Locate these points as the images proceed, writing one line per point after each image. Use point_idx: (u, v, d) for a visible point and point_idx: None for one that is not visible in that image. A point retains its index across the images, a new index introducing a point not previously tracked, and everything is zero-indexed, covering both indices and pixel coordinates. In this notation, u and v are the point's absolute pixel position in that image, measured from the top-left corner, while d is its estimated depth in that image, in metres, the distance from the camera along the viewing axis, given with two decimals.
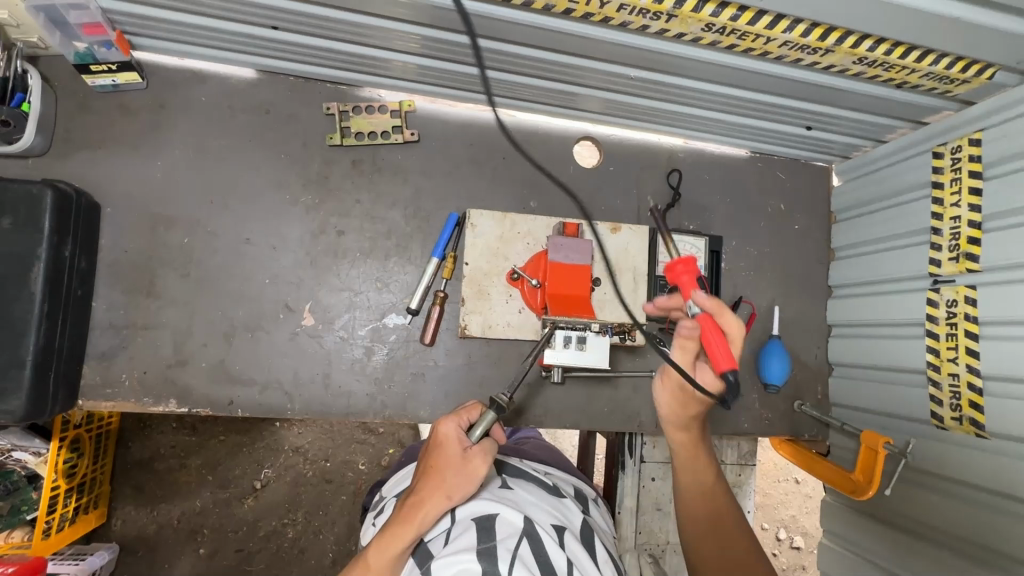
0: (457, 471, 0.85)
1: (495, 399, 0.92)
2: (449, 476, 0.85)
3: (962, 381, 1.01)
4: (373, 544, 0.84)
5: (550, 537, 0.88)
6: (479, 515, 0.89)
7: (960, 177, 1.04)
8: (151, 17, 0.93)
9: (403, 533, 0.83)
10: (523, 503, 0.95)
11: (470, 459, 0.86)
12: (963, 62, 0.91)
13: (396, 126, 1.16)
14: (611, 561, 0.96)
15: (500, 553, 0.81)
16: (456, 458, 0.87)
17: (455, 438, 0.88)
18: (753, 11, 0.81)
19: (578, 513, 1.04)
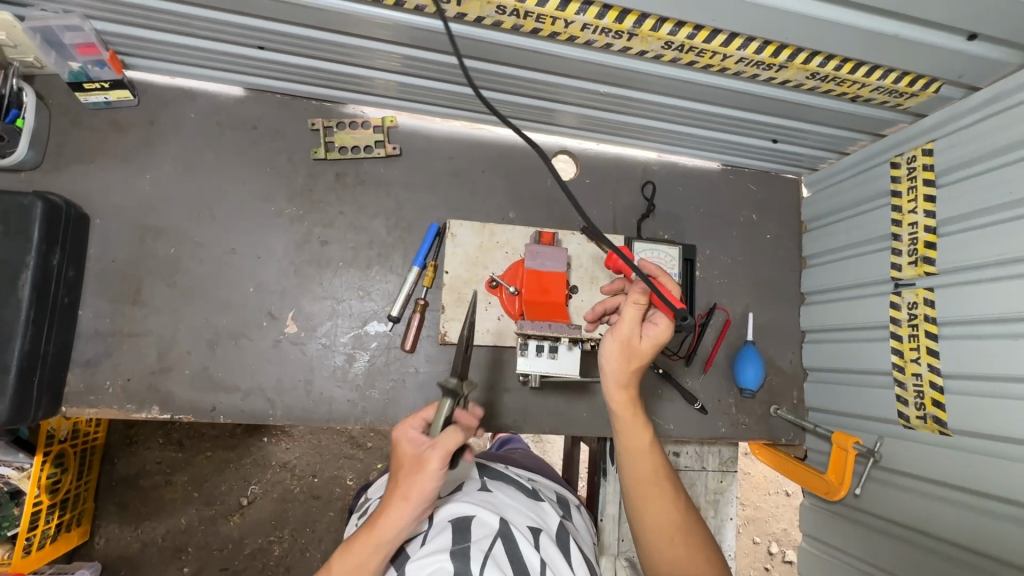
0: (408, 477, 0.75)
1: (447, 386, 0.77)
2: (400, 480, 0.75)
3: (925, 380, 1.04)
4: (338, 550, 0.78)
5: (524, 538, 0.89)
6: (457, 515, 0.90)
7: (915, 186, 1.09)
8: (143, 38, 0.98)
9: (361, 545, 0.76)
10: (501, 505, 0.97)
11: (424, 461, 0.74)
12: (909, 77, 0.97)
13: (379, 141, 1.21)
14: (585, 563, 0.96)
15: (473, 552, 0.81)
16: (409, 460, 0.76)
17: (407, 441, 0.77)
18: (707, 30, 0.88)
19: (556, 516, 1.04)
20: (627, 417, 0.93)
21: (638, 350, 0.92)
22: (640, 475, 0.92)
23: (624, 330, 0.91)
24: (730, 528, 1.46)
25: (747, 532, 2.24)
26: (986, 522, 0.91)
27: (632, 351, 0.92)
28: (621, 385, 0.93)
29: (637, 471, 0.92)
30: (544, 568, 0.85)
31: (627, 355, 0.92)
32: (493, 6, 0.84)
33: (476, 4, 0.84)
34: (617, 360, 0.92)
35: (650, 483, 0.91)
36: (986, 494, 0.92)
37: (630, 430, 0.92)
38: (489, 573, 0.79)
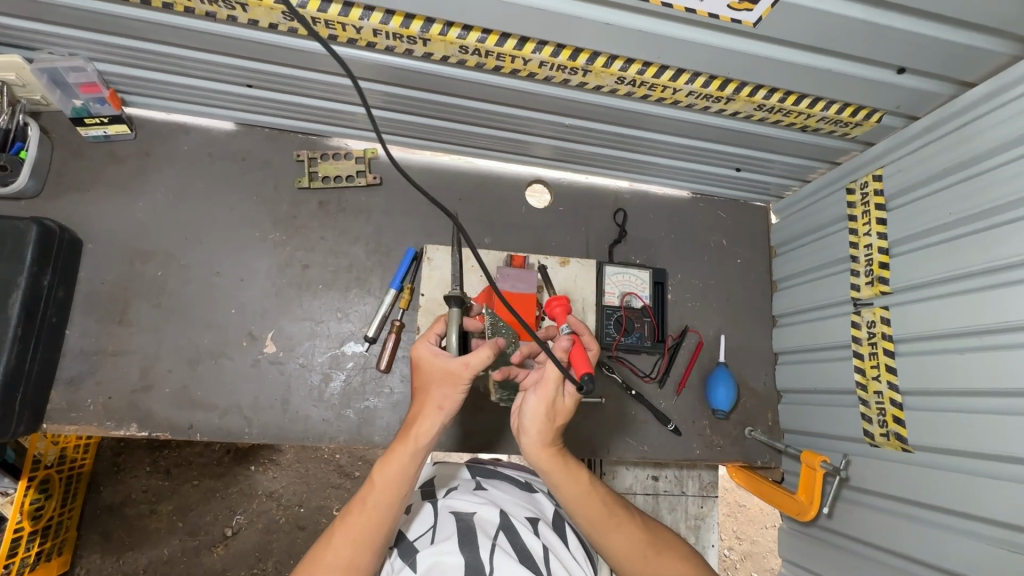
0: (443, 383, 0.86)
1: (452, 296, 0.91)
2: (436, 388, 0.86)
3: (886, 397, 1.06)
4: (376, 467, 0.85)
5: (524, 527, 0.91)
6: (459, 510, 0.92)
7: (868, 210, 1.14)
8: (141, 78, 1.07)
9: (402, 452, 0.85)
10: (498, 500, 0.99)
11: (455, 373, 0.85)
12: (851, 108, 1.04)
13: (360, 170, 1.28)
14: (582, 548, 0.98)
15: (479, 542, 0.83)
16: (441, 372, 0.86)
17: (433, 355, 0.87)
18: (656, 65, 0.95)
19: (550, 504, 1.07)
20: (560, 472, 0.92)
21: (561, 407, 0.92)
22: (593, 517, 0.92)
23: (548, 390, 0.90)
24: (713, 555, 1.44)
25: (745, 568, 2.14)
26: (952, 539, 0.90)
27: (555, 409, 0.91)
28: (546, 442, 0.91)
29: (591, 512, 0.92)
30: (547, 551, 0.88)
31: (552, 413, 0.91)
32: (456, 46, 0.92)
33: (441, 44, 0.91)
34: (542, 417, 0.90)
35: (605, 519, 0.92)
36: (950, 510, 0.92)
37: (568, 478, 0.91)
38: (498, 559, 0.81)
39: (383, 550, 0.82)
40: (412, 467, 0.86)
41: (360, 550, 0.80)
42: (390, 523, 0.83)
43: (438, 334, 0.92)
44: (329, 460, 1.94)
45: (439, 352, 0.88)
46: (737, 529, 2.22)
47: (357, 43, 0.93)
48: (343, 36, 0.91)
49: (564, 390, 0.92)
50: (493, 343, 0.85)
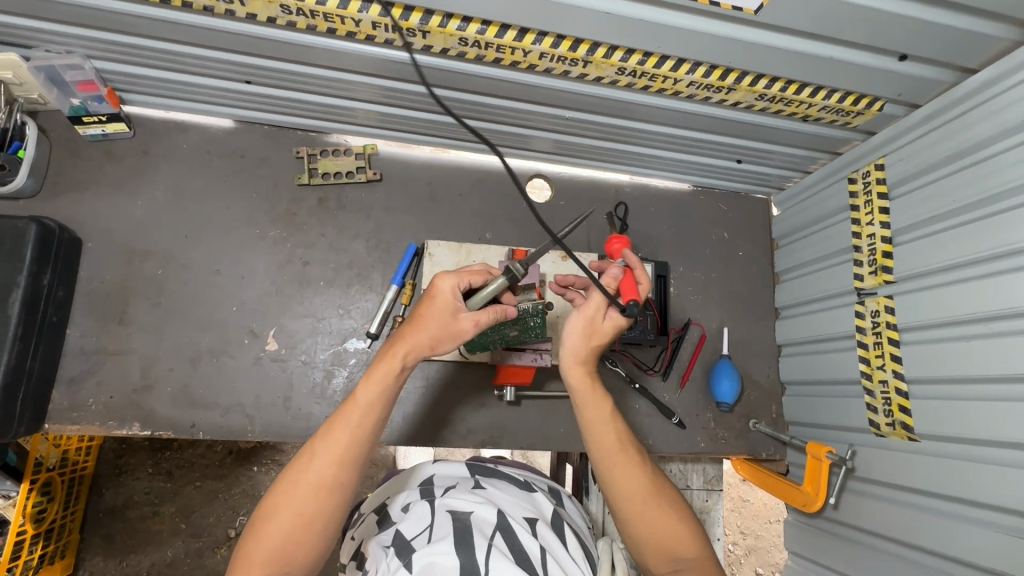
0: (447, 327, 0.90)
1: (512, 269, 0.89)
2: (434, 329, 0.89)
3: (891, 387, 1.06)
4: (358, 385, 0.87)
5: (522, 528, 0.90)
6: (456, 509, 0.91)
7: (871, 199, 1.13)
8: (139, 75, 1.07)
9: (386, 372, 0.86)
10: (497, 500, 0.98)
11: (460, 325, 0.90)
12: (852, 97, 1.03)
13: (360, 167, 1.28)
14: (582, 548, 0.96)
15: (476, 543, 0.82)
16: (447, 315, 0.90)
17: (450, 296, 0.90)
18: (656, 56, 0.95)
19: (550, 504, 1.06)
20: (586, 391, 0.95)
21: (598, 330, 0.95)
22: (606, 447, 0.94)
23: (591, 310, 0.93)
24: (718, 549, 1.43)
25: (749, 563, 2.15)
26: (960, 527, 0.90)
27: (594, 330, 0.95)
28: (579, 360, 0.95)
29: (604, 442, 0.94)
30: (544, 553, 0.87)
31: (589, 333, 0.95)
32: (456, 38, 0.91)
33: (440, 36, 0.91)
34: (580, 335, 0.94)
35: (617, 453, 0.94)
36: (958, 499, 0.92)
37: (590, 402, 0.94)
38: (494, 560, 0.80)
39: (362, 468, 0.86)
40: (394, 389, 0.88)
41: (342, 469, 0.83)
42: (369, 443, 0.86)
43: (472, 282, 0.94)
44: None
45: (458, 297, 0.92)
46: (741, 524, 2.22)
47: (356, 36, 0.92)
48: (342, 29, 0.90)
49: (607, 314, 0.94)
50: (502, 308, 0.93)
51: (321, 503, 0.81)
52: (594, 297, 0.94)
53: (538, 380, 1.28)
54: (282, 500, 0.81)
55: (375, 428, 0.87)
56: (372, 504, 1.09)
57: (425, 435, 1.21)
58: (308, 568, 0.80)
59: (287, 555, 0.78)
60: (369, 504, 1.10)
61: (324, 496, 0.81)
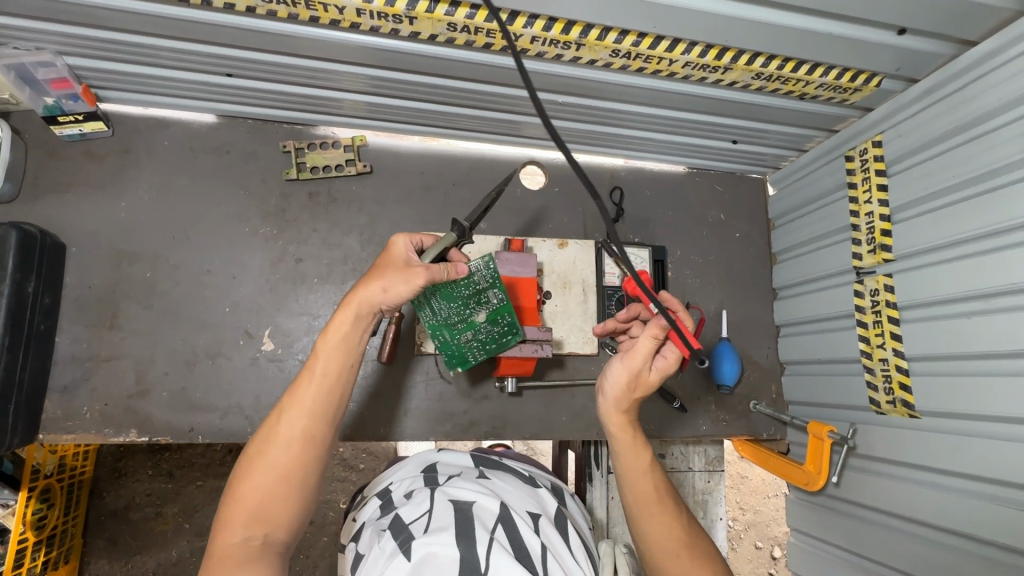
0: (397, 271, 0.89)
1: (455, 222, 0.92)
2: (387, 275, 0.88)
3: (892, 364, 1.06)
4: (319, 337, 0.88)
5: (525, 524, 0.90)
6: (457, 499, 0.90)
7: (869, 177, 1.12)
8: (114, 71, 1.02)
9: (343, 319, 0.87)
10: (500, 491, 0.98)
11: (410, 268, 0.89)
12: (850, 73, 1.01)
13: (350, 159, 1.25)
14: (584, 548, 0.96)
15: (477, 536, 0.82)
16: (398, 263, 0.91)
17: (402, 249, 0.93)
18: (651, 36, 0.92)
19: (553, 501, 1.06)
20: (625, 440, 1.00)
21: (643, 380, 0.99)
22: (642, 496, 0.98)
23: (637, 363, 0.96)
24: (721, 528, 1.46)
25: (749, 537, 2.19)
26: (961, 501, 0.91)
27: (638, 381, 0.99)
28: (620, 407, 1.00)
29: (639, 491, 0.98)
30: (545, 550, 0.87)
31: (633, 385, 0.99)
32: (444, 24, 0.88)
33: (428, 22, 0.88)
34: (622, 387, 0.99)
35: (651, 503, 0.97)
36: (957, 473, 0.93)
37: (629, 448, 0.99)
38: (495, 555, 0.79)
39: (336, 421, 0.86)
40: (356, 338, 0.88)
41: (314, 421, 0.83)
42: (339, 393, 0.87)
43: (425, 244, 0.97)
44: None
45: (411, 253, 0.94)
46: (740, 500, 2.24)
47: (340, 24, 0.89)
48: (325, 17, 0.87)
49: (650, 364, 0.98)
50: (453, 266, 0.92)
51: (296, 455, 0.81)
52: (640, 348, 0.96)
53: (539, 369, 1.27)
54: (257, 459, 0.80)
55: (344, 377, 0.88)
56: (374, 488, 1.09)
57: (427, 429, 1.21)
58: (288, 526, 0.79)
59: (265, 513, 0.78)
60: (372, 487, 1.10)
61: (298, 450, 0.81)
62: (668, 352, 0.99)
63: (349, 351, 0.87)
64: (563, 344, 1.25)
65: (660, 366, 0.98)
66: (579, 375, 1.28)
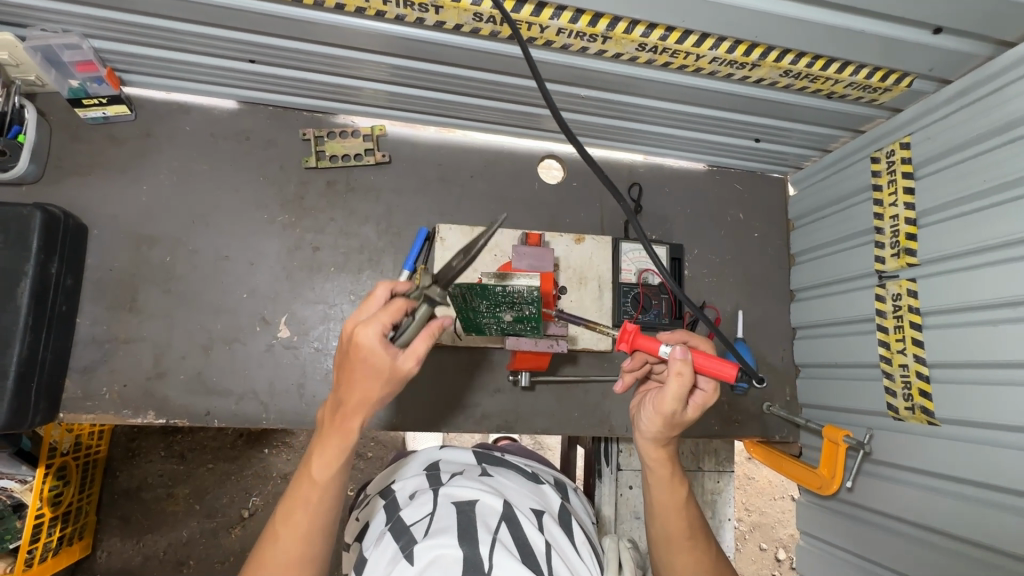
0: (387, 386, 0.75)
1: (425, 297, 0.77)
2: (376, 392, 0.75)
3: (912, 370, 1.04)
4: (312, 461, 0.79)
5: (528, 521, 0.90)
6: (460, 501, 0.90)
7: (895, 179, 1.10)
8: (140, 55, 1.03)
9: (339, 444, 0.79)
10: (503, 489, 0.98)
11: (398, 372, 0.74)
12: (881, 72, 0.99)
13: (368, 149, 1.25)
14: (588, 543, 0.97)
15: (481, 537, 0.82)
16: (383, 369, 0.74)
17: (381, 350, 0.72)
18: (679, 30, 0.91)
19: (556, 497, 1.06)
20: (664, 474, 0.96)
21: (681, 420, 0.88)
22: (673, 531, 0.97)
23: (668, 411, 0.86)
24: (729, 529, 1.46)
25: (754, 539, 2.19)
26: (978, 510, 0.90)
27: (675, 422, 0.89)
28: (659, 444, 0.93)
29: (670, 527, 0.97)
30: (549, 548, 0.87)
31: (670, 426, 0.89)
32: (470, 13, 0.87)
33: (454, 12, 0.87)
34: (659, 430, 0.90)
35: (682, 538, 0.97)
36: (975, 482, 0.91)
37: (667, 488, 0.96)
38: (498, 555, 0.79)
39: (332, 530, 0.83)
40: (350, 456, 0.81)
41: (313, 541, 0.80)
42: (336, 507, 0.82)
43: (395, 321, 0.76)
44: None
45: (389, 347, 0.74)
46: (746, 501, 2.24)
47: (365, 12, 0.88)
48: (350, 5, 0.86)
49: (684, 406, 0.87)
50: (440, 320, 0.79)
51: None
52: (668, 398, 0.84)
53: (553, 364, 1.27)
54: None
55: (340, 490, 0.82)
56: (378, 486, 1.09)
57: (437, 420, 1.21)
58: None
59: None
60: (375, 485, 1.10)
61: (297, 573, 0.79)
62: (701, 383, 0.88)
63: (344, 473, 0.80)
64: (578, 340, 1.24)
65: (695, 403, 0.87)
66: (592, 372, 1.28)
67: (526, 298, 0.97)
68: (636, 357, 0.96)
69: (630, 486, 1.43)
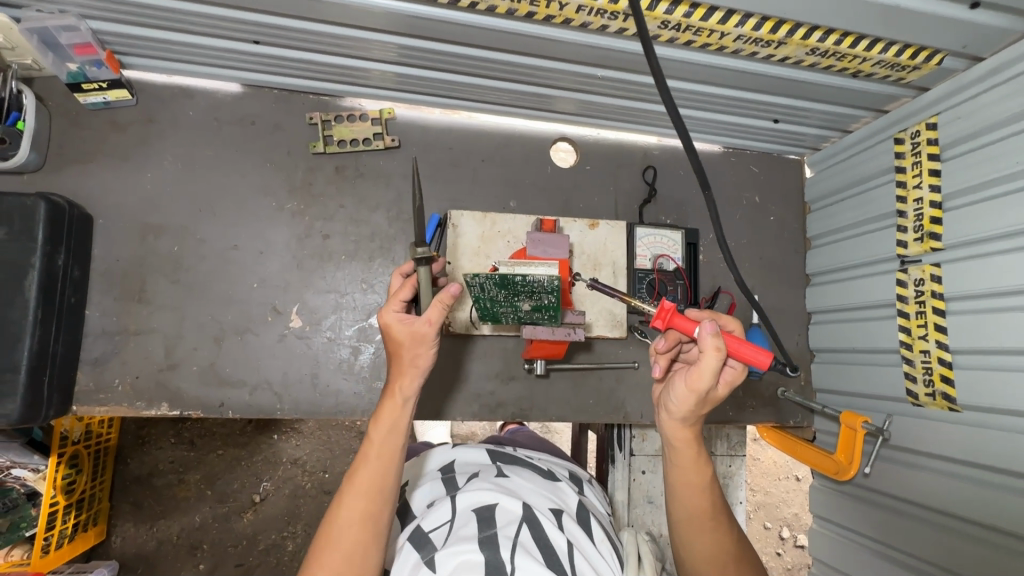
0: (416, 345, 0.86)
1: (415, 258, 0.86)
2: (409, 352, 0.86)
3: (933, 357, 1.03)
4: (369, 427, 0.89)
5: (549, 521, 0.90)
6: (478, 505, 0.91)
7: (920, 161, 1.07)
8: (141, 36, 0.99)
9: (392, 408, 0.88)
10: (520, 489, 0.99)
11: (421, 331, 0.86)
12: (911, 50, 0.96)
13: (377, 133, 1.21)
14: (609, 541, 0.98)
15: (500, 541, 0.83)
16: (405, 336, 0.85)
17: (400, 317, 0.87)
18: (704, 7, 0.87)
19: (574, 495, 1.07)
20: (689, 454, 0.95)
21: (712, 396, 0.89)
22: (694, 511, 0.97)
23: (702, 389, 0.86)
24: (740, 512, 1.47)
25: (759, 518, 2.22)
26: (1001, 497, 0.89)
27: (707, 399, 0.89)
28: (687, 423, 0.93)
29: (693, 507, 0.97)
30: (571, 547, 0.87)
31: (700, 403, 0.89)
32: None
33: None
34: (689, 406, 0.89)
35: (704, 519, 0.96)
36: (998, 469, 0.91)
37: (692, 467, 0.96)
38: (519, 557, 0.80)
39: (393, 500, 0.86)
40: (403, 422, 0.89)
41: (373, 502, 0.84)
42: (397, 476, 0.88)
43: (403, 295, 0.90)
44: (350, 426, 1.95)
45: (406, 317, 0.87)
46: (752, 481, 2.25)
47: None
48: None
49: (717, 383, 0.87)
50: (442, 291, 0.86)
51: (360, 538, 0.82)
52: (704, 375, 0.83)
53: (567, 351, 1.25)
54: (322, 549, 0.81)
55: (397, 457, 0.88)
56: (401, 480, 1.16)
57: (452, 409, 1.20)
58: None
59: None
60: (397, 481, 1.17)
61: (363, 532, 0.82)
62: (733, 361, 0.88)
63: (396, 434, 0.88)
64: (593, 327, 1.23)
65: (728, 379, 0.88)
66: (606, 359, 1.27)
67: (546, 288, 0.95)
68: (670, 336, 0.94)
69: (643, 471, 1.43)
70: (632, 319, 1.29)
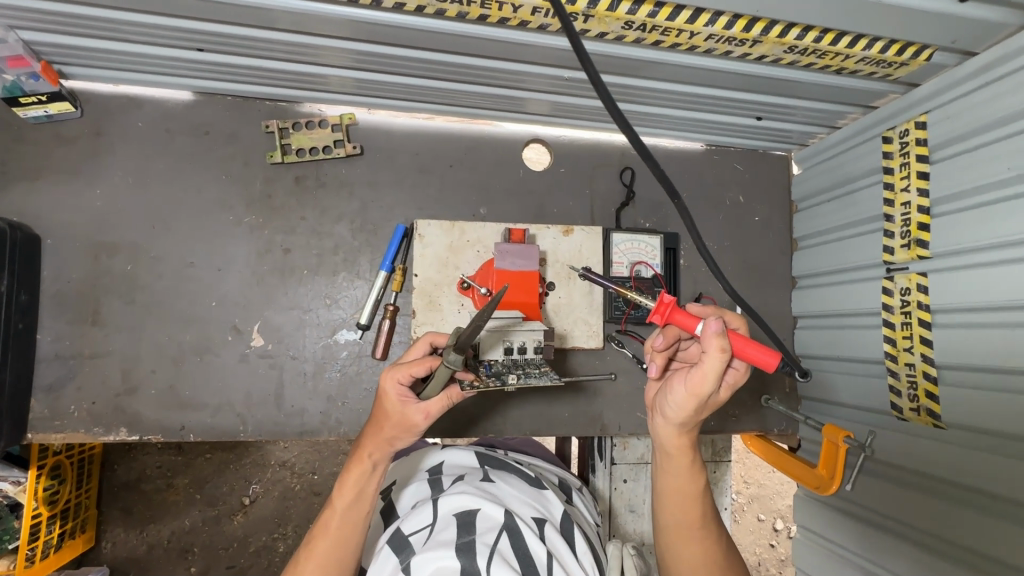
0: (398, 426, 0.82)
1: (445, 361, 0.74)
2: (389, 429, 0.83)
3: (918, 370, 0.98)
4: (335, 491, 0.88)
5: (530, 530, 0.87)
6: (460, 511, 0.88)
7: (908, 162, 1.01)
8: (75, 46, 0.93)
9: (358, 475, 0.87)
10: (503, 497, 0.97)
11: (408, 413, 0.81)
12: (897, 45, 0.89)
13: (338, 140, 1.16)
14: (592, 552, 0.95)
15: (477, 547, 0.80)
16: (396, 413, 0.81)
17: (396, 395, 0.81)
18: (670, 6, 0.80)
19: (560, 504, 1.04)
20: (683, 462, 0.91)
21: (713, 401, 0.84)
22: (683, 521, 0.93)
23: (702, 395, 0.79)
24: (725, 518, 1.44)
25: (753, 510, 2.20)
26: (983, 521, 0.85)
27: (707, 404, 0.83)
28: (684, 429, 0.87)
29: (683, 516, 0.93)
30: (551, 558, 0.84)
31: (700, 409, 0.84)
32: None
33: None
34: (688, 413, 0.83)
35: (693, 528, 0.93)
36: (981, 490, 0.87)
37: (685, 475, 0.92)
38: (496, 565, 0.77)
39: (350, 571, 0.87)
40: (369, 490, 0.88)
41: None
42: (356, 546, 0.87)
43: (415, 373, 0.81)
44: None
45: (406, 393, 0.82)
46: (745, 474, 2.23)
47: None
48: None
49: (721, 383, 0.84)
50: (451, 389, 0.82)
51: None
52: (705, 379, 0.76)
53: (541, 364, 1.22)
54: None
55: (359, 526, 0.88)
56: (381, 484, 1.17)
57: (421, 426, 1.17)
58: None
59: None
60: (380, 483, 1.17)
61: None
62: (736, 362, 0.84)
63: (362, 505, 0.87)
64: (568, 338, 1.18)
65: (730, 382, 0.84)
66: (582, 371, 1.23)
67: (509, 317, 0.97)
68: (669, 333, 0.89)
69: (625, 480, 1.41)
70: (610, 329, 1.25)
